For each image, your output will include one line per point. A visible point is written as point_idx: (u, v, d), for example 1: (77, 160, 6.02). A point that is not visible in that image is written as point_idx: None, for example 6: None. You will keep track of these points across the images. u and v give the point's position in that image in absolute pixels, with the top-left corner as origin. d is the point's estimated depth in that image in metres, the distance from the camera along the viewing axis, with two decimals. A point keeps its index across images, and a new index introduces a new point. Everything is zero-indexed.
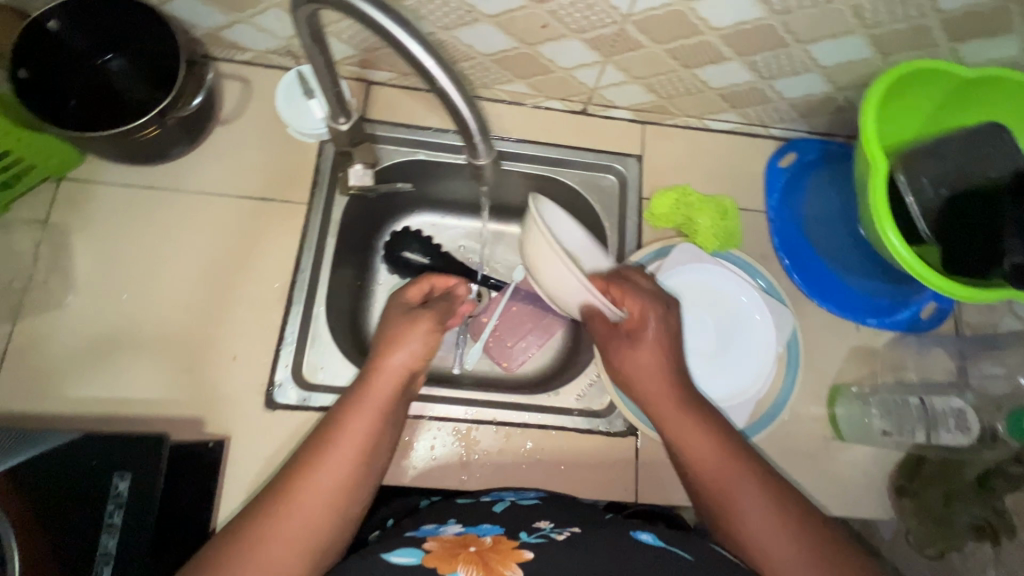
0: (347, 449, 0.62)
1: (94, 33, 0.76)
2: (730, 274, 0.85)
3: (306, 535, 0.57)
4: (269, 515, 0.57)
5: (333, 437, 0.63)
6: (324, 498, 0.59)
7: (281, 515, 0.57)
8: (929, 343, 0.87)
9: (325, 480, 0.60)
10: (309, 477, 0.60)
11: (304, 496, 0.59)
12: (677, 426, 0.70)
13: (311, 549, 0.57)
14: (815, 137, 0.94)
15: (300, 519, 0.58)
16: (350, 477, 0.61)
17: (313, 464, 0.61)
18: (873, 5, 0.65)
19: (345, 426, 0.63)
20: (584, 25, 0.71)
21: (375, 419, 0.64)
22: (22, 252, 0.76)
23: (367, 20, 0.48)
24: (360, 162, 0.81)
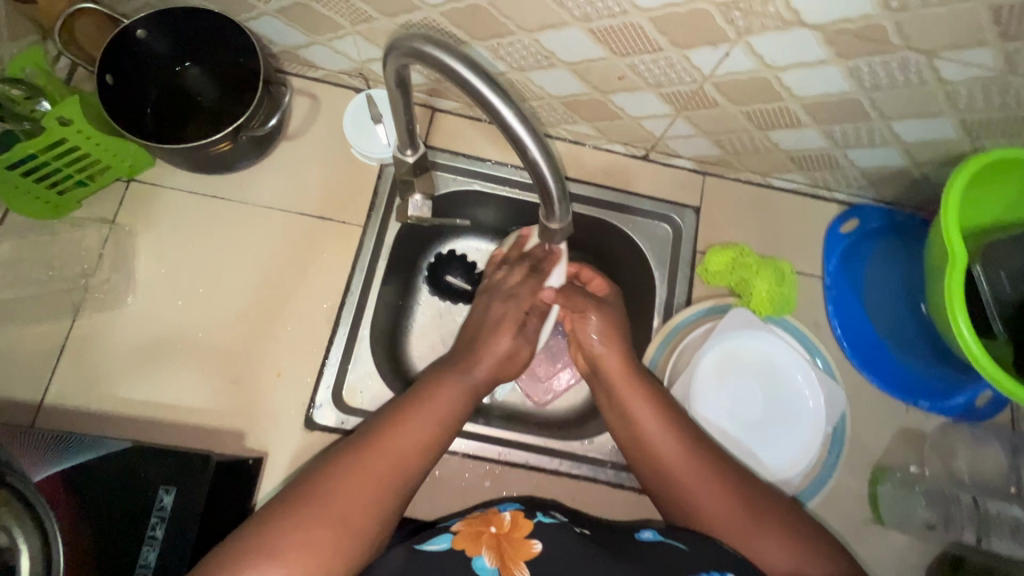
0: (437, 411, 0.64)
1: (177, 42, 0.78)
2: (773, 334, 0.83)
3: (394, 481, 0.59)
4: (359, 456, 0.59)
5: (426, 398, 0.65)
6: (413, 450, 0.61)
7: (370, 456, 0.59)
8: (982, 433, 0.84)
9: (415, 433, 0.62)
10: (397, 428, 0.62)
11: (384, 448, 0.60)
12: (637, 410, 0.69)
13: (399, 499, 0.59)
14: (882, 205, 0.90)
15: (390, 464, 0.59)
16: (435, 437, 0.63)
17: (402, 419, 0.63)
18: (971, 92, 0.62)
19: (436, 391, 0.66)
20: (662, 81, 0.70)
21: (465, 393, 0.67)
22: (89, 249, 0.79)
23: (451, 74, 0.46)
24: (420, 192, 0.80)
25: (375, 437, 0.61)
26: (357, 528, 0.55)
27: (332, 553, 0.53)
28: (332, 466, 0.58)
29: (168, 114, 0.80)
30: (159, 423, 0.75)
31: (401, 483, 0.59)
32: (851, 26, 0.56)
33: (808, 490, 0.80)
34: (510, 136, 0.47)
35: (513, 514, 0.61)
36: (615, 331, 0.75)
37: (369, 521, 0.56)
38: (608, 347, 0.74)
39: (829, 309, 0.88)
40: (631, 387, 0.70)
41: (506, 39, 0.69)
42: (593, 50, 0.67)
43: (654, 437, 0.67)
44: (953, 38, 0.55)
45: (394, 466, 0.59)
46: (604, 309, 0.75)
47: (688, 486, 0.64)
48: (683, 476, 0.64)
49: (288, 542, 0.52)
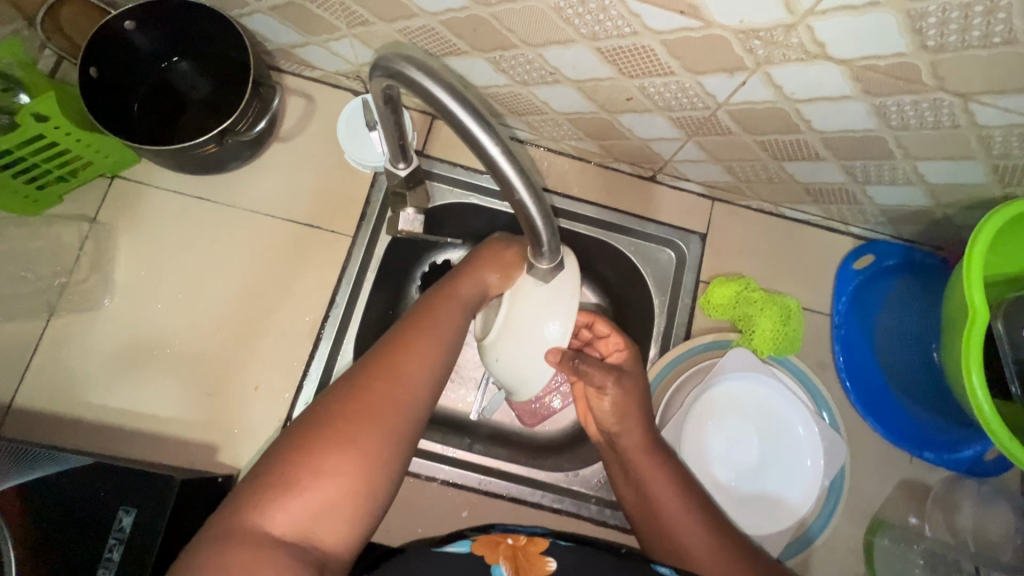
0: (447, 325, 0.57)
1: (167, 35, 0.74)
2: (783, 387, 0.79)
3: (414, 402, 0.52)
4: (371, 380, 0.52)
5: (439, 312, 0.58)
6: (429, 368, 0.54)
7: (394, 372, 0.52)
8: (989, 492, 0.79)
9: (435, 352, 0.55)
10: (407, 348, 0.54)
11: (410, 364, 0.53)
12: (653, 482, 0.65)
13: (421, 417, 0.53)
14: (898, 241, 0.85)
15: (408, 385, 0.52)
16: (447, 351, 0.56)
17: (412, 335, 0.55)
18: (1007, 138, 0.57)
19: (443, 306, 0.58)
20: (673, 105, 0.66)
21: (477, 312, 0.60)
22: (67, 246, 0.76)
23: (429, 97, 0.42)
24: (412, 206, 0.76)
25: (383, 358, 0.53)
26: (385, 451, 0.49)
27: (364, 477, 0.48)
28: (344, 389, 0.51)
29: (156, 110, 0.77)
30: (130, 432, 0.72)
31: (422, 402, 0.53)
32: (881, 63, 0.51)
33: (815, 525, 0.77)
34: (497, 174, 0.43)
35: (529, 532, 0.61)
36: (630, 404, 0.66)
37: (396, 441, 0.50)
38: (620, 417, 0.67)
39: (837, 353, 0.83)
40: (649, 461, 0.66)
41: (509, 52, 0.65)
42: (600, 69, 0.63)
43: (667, 511, 0.64)
44: (993, 83, 0.50)
45: (412, 385, 0.53)
46: (622, 386, 0.66)
47: (694, 556, 0.61)
48: (689, 544, 0.62)
49: (313, 473, 0.47)
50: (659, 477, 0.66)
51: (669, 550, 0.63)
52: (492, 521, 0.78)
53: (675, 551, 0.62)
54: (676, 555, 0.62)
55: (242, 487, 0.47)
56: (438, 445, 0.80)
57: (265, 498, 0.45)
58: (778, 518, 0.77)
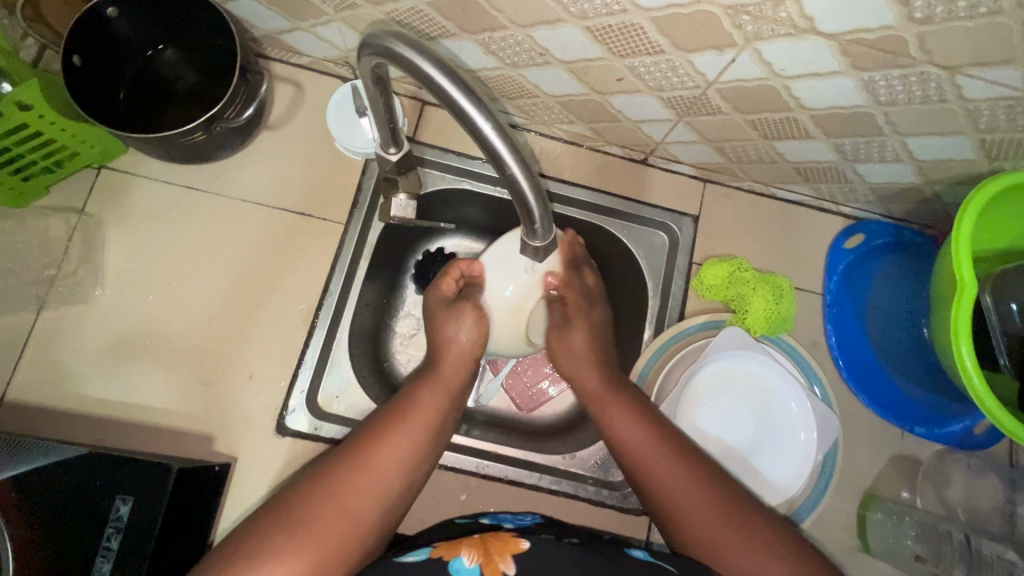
0: (424, 424, 0.63)
1: (151, 22, 0.73)
2: (789, 376, 0.79)
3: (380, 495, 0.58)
4: (346, 474, 0.58)
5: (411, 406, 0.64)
6: (398, 462, 0.60)
7: (356, 464, 0.59)
8: (979, 465, 0.81)
9: (401, 444, 0.61)
10: (381, 444, 0.60)
11: (373, 455, 0.59)
12: (631, 438, 0.66)
13: (390, 511, 0.59)
14: (888, 220, 0.86)
15: (371, 475, 0.58)
16: (423, 445, 0.62)
17: (389, 434, 0.61)
18: (993, 112, 0.58)
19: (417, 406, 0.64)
20: (664, 84, 0.66)
21: (445, 397, 0.66)
22: (55, 239, 0.76)
23: (419, 74, 0.42)
24: (405, 192, 0.74)
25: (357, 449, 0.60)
26: (336, 536, 0.55)
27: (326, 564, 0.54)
28: (321, 481, 0.57)
29: (143, 100, 0.76)
30: (124, 424, 0.72)
31: (391, 493, 0.59)
32: (869, 37, 0.51)
33: (803, 508, 0.78)
34: (489, 151, 0.43)
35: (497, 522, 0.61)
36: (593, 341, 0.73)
37: (349, 525, 0.56)
38: (584, 362, 0.72)
39: (828, 332, 0.84)
40: (616, 409, 0.68)
41: (498, 33, 0.64)
42: (590, 49, 0.63)
43: (655, 469, 0.64)
44: (979, 55, 0.51)
45: (382, 479, 0.59)
46: (575, 329, 0.73)
47: (681, 504, 0.62)
48: (674, 488, 0.63)
49: (279, 565, 0.52)
50: (628, 421, 0.67)
51: (654, 493, 0.64)
52: (491, 504, 0.78)
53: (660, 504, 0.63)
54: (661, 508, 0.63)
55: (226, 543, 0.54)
56: None
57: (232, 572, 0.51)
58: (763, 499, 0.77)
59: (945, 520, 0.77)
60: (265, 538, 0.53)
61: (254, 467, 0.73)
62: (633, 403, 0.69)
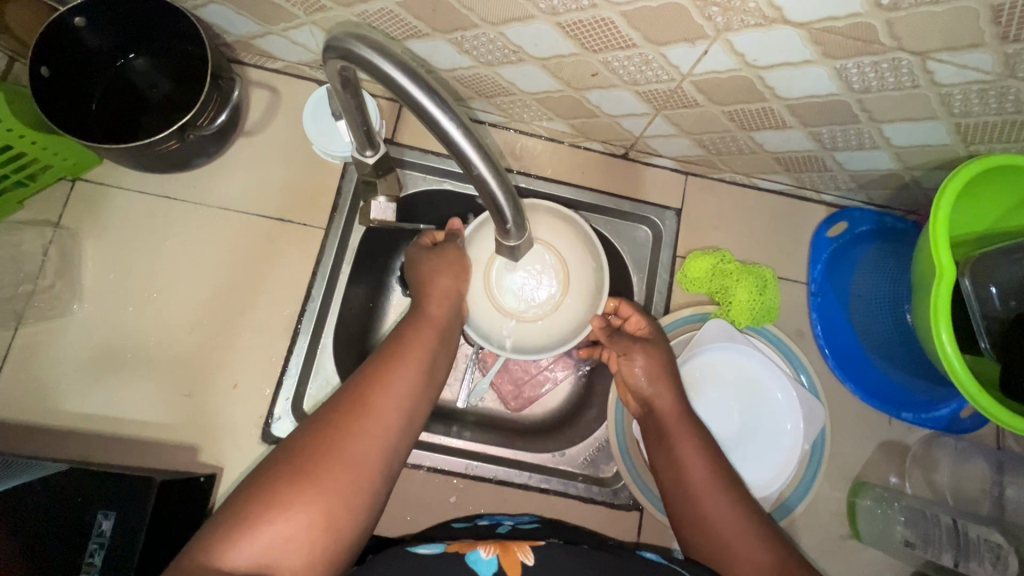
0: (419, 362, 0.62)
1: (121, 32, 0.72)
2: (775, 366, 0.80)
3: (381, 438, 0.56)
4: (349, 419, 0.55)
5: (404, 348, 0.63)
6: (401, 403, 0.58)
7: (353, 407, 0.56)
8: (968, 447, 0.81)
9: (401, 385, 0.59)
10: (381, 388, 0.58)
11: (371, 396, 0.57)
12: (682, 449, 0.67)
13: (392, 462, 0.57)
14: (871, 207, 0.86)
15: (371, 419, 0.56)
16: (422, 389, 0.61)
17: (385, 373, 0.60)
18: (965, 96, 0.58)
19: (412, 345, 0.63)
20: (638, 78, 0.66)
21: (437, 340, 0.65)
22: (31, 253, 0.75)
23: (381, 76, 0.41)
24: (383, 194, 0.75)
25: (353, 393, 0.58)
26: (339, 484, 0.52)
27: (330, 517, 0.51)
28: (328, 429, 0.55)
29: (115, 110, 0.75)
30: (107, 439, 0.71)
31: (393, 436, 0.57)
32: (838, 25, 0.51)
33: (791, 498, 0.78)
34: (453, 149, 0.43)
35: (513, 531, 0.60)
36: (661, 362, 0.73)
37: (353, 472, 0.53)
38: (655, 384, 0.72)
39: (814, 321, 0.85)
40: (681, 428, 0.68)
41: (470, 32, 0.64)
42: (563, 45, 0.62)
43: (694, 480, 0.64)
44: (948, 39, 0.51)
45: (381, 421, 0.57)
46: (650, 353, 0.73)
47: (705, 506, 0.62)
48: (704, 487, 0.63)
49: (278, 515, 0.49)
50: (685, 435, 0.68)
51: (687, 504, 0.64)
52: (482, 505, 0.78)
53: (679, 484, 0.65)
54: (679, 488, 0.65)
55: (215, 521, 0.50)
56: (424, 432, 0.79)
57: (229, 534, 0.48)
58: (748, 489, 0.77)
59: (933, 504, 0.78)
60: (260, 490, 0.51)
61: (241, 478, 0.73)
62: (689, 419, 0.69)
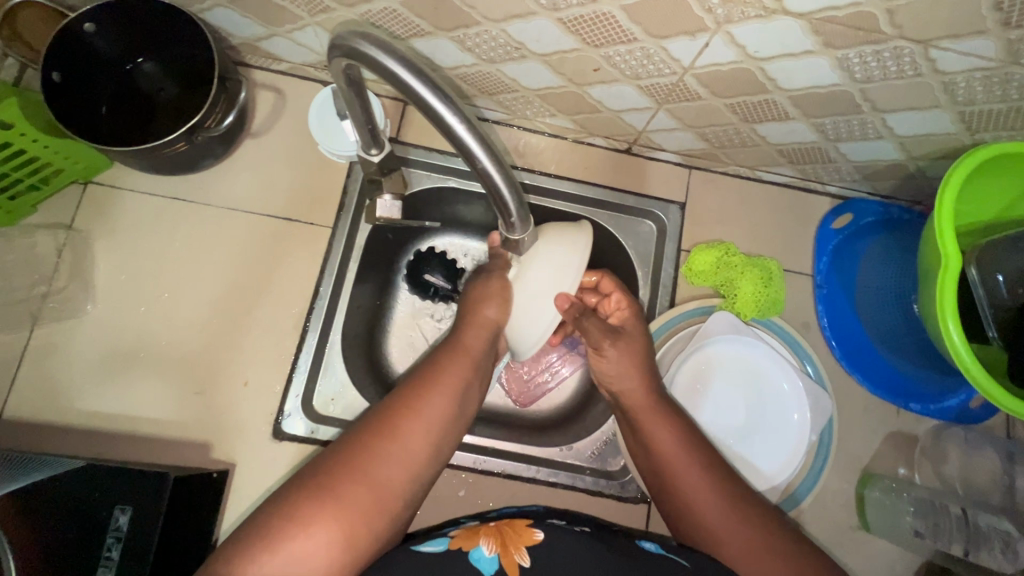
0: (454, 387, 0.62)
1: (129, 37, 0.73)
2: (780, 358, 0.80)
3: (407, 462, 0.57)
4: (376, 444, 0.56)
5: (439, 372, 0.63)
6: (429, 428, 0.59)
7: (381, 430, 0.57)
8: (977, 437, 0.81)
9: (432, 412, 0.60)
10: (410, 415, 0.58)
11: (402, 420, 0.58)
12: (661, 441, 0.67)
13: (415, 488, 0.57)
14: (876, 198, 0.85)
15: (398, 443, 0.57)
16: (451, 420, 0.61)
17: (416, 396, 0.60)
18: (968, 83, 0.58)
19: (447, 369, 0.63)
20: (640, 72, 0.66)
21: (473, 366, 0.65)
22: (44, 256, 0.76)
23: (385, 73, 0.42)
24: (389, 193, 0.76)
25: (385, 415, 0.58)
26: (360, 505, 0.53)
27: (349, 536, 0.52)
28: (353, 453, 0.55)
29: (125, 114, 0.76)
30: (121, 437, 0.73)
31: (419, 461, 0.57)
32: (838, 15, 0.51)
33: (801, 489, 0.78)
34: (457, 143, 0.44)
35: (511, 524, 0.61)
36: (642, 358, 0.71)
37: (377, 494, 0.54)
38: (627, 375, 0.70)
39: (820, 314, 0.84)
40: (654, 417, 0.68)
41: (472, 29, 0.64)
42: (564, 41, 0.63)
43: (679, 475, 0.64)
44: (949, 27, 0.51)
45: (408, 446, 0.57)
46: (624, 350, 0.70)
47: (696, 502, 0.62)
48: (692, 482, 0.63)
49: (301, 532, 0.50)
50: (658, 424, 0.68)
51: (677, 499, 0.64)
52: (491, 499, 0.79)
53: (675, 490, 0.64)
54: (675, 494, 0.64)
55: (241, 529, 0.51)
56: None
57: (251, 547, 0.49)
58: (757, 480, 0.78)
59: (942, 494, 0.78)
60: (283, 507, 0.52)
61: (253, 474, 0.74)
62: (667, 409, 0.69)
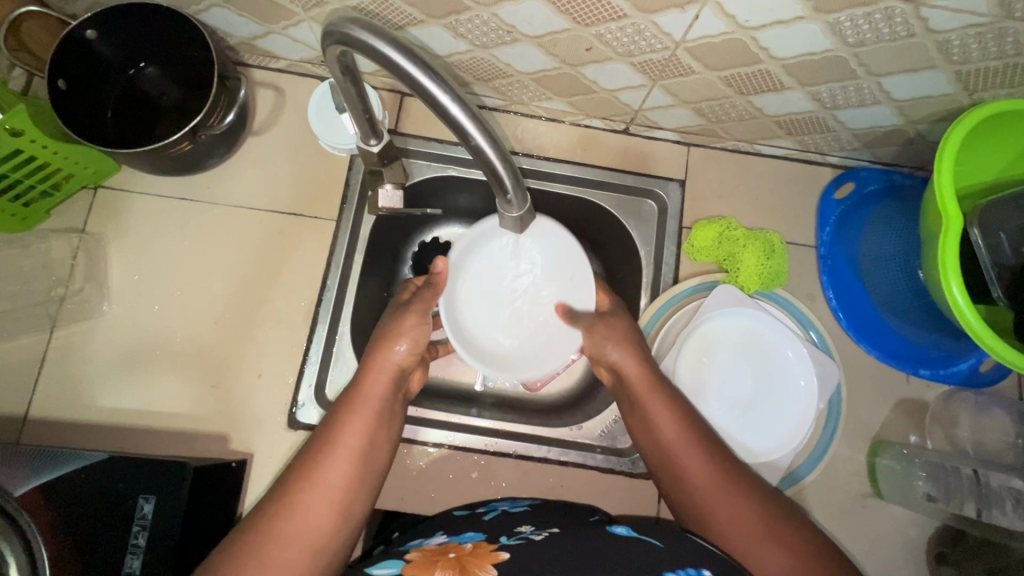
0: (350, 448, 0.59)
1: (131, 42, 0.75)
2: (787, 328, 0.80)
3: (313, 536, 0.55)
4: (272, 522, 0.55)
5: (331, 436, 0.60)
6: (325, 497, 0.57)
7: (277, 512, 0.55)
8: (989, 401, 0.80)
9: (328, 479, 0.57)
10: (307, 481, 0.57)
11: (300, 496, 0.56)
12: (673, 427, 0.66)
13: (325, 557, 0.56)
14: (877, 166, 0.86)
15: (293, 521, 0.55)
16: (358, 476, 0.59)
17: (312, 466, 0.58)
18: (962, 41, 0.58)
19: (341, 429, 0.60)
20: (632, 49, 0.66)
21: (371, 420, 0.62)
22: (60, 260, 0.78)
23: (377, 56, 0.43)
24: (390, 182, 0.77)
25: (283, 488, 0.57)
26: None
27: None
28: (253, 536, 0.53)
29: (129, 118, 0.78)
30: (141, 431, 0.75)
31: (322, 532, 0.56)
32: None
33: (803, 467, 0.79)
34: (451, 122, 0.45)
35: (473, 543, 0.58)
36: (625, 332, 0.73)
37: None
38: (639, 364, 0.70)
39: (824, 284, 0.85)
40: (661, 398, 0.68)
41: (464, 15, 0.65)
42: (555, 21, 0.63)
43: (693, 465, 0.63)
44: None
45: (306, 520, 0.55)
46: (611, 324, 0.73)
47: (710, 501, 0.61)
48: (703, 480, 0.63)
49: None
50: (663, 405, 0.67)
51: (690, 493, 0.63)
52: (503, 480, 0.80)
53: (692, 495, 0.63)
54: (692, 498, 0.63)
55: None
56: (443, 413, 0.82)
57: None
58: (753, 455, 0.78)
59: (954, 458, 0.78)
60: None
61: (270, 465, 0.75)
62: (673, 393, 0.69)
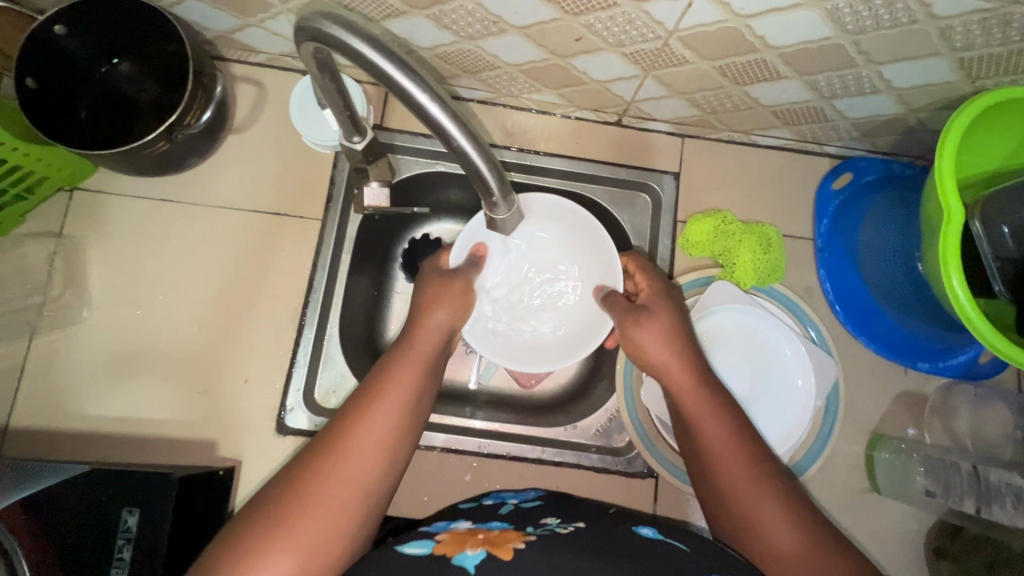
0: (404, 393, 0.58)
1: (101, 37, 0.72)
2: (789, 328, 0.79)
3: (370, 476, 0.54)
4: (327, 462, 0.53)
5: (383, 383, 0.59)
6: (380, 440, 0.56)
7: (330, 455, 0.54)
8: (988, 393, 0.79)
9: (382, 423, 0.56)
10: (359, 429, 0.55)
11: (353, 441, 0.55)
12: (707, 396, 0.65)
13: (381, 496, 0.55)
14: (876, 156, 0.84)
15: (349, 462, 0.54)
16: (408, 422, 0.58)
17: (366, 410, 0.57)
18: (966, 27, 0.55)
19: (391, 380, 0.59)
20: (623, 39, 0.64)
21: (423, 369, 0.61)
22: (37, 265, 0.76)
23: (350, 53, 0.41)
24: (376, 179, 0.75)
25: (331, 436, 0.55)
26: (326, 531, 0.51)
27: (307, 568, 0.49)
28: (301, 482, 0.52)
29: (104, 116, 0.75)
30: (126, 439, 0.73)
31: (379, 472, 0.55)
32: None
33: (802, 463, 0.78)
34: (430, 122, 0.42)
35: (502, 529, 0.56)
36: (673, 334, 0.69)
37: (342, 514, 0.52)
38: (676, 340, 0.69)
39: (823, 279, 0.83)
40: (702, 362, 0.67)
41: (448, 5, 0.62)
42: (543, 10, 0.61)
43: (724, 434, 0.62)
44: None
45: (363, 459, 0.54)
46: (655, 317, 0.70)
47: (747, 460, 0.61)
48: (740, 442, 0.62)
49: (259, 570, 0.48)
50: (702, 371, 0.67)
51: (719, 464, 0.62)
52: (499, 481, 0.79)
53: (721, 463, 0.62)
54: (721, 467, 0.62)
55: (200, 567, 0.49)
56: (435, 415, 0.80)
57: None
58: None
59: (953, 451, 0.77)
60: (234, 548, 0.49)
61: (259, 470, 0.74)
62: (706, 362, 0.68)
